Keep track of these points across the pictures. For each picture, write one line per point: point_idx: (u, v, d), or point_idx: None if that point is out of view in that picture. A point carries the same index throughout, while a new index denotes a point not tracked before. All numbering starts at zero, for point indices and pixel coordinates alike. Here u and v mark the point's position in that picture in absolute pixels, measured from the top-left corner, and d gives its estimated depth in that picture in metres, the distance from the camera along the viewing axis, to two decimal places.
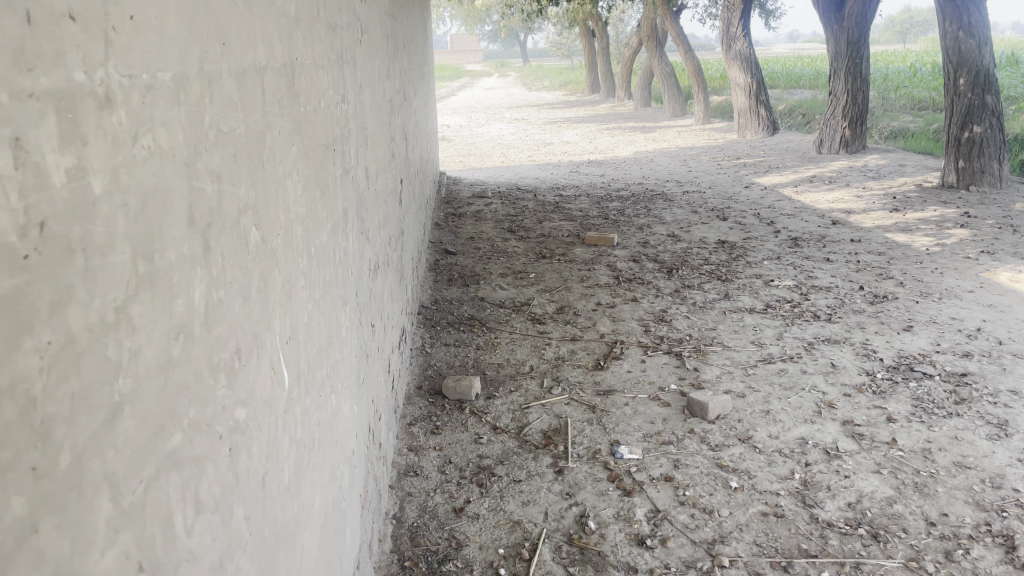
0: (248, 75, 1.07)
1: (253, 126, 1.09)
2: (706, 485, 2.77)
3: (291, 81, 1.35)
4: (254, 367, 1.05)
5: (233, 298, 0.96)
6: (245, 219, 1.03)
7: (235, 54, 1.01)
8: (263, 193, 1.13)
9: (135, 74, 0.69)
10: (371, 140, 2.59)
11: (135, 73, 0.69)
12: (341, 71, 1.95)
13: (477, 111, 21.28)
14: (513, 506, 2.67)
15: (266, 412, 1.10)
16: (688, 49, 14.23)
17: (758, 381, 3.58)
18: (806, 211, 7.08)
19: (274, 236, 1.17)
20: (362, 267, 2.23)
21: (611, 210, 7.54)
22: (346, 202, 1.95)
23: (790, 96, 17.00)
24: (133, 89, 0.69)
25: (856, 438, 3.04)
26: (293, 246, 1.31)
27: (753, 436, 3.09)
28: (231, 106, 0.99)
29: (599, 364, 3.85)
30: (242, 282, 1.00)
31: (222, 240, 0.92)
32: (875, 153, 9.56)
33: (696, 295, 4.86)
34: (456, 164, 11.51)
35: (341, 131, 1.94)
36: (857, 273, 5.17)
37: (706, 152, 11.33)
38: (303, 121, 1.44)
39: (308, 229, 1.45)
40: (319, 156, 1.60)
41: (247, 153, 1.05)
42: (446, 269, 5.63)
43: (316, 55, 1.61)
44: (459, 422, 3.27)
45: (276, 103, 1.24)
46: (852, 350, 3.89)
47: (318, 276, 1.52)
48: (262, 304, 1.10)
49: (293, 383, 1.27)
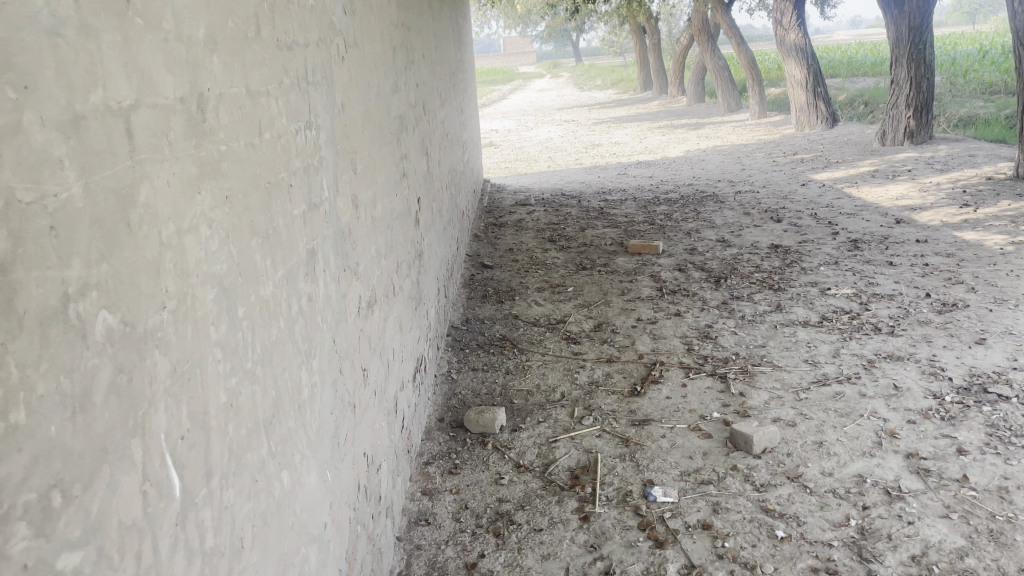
0: (93, 117, 0.85)
1: (106, 180, 0.87)
2: (749, 534, 2.45)
3: (196, 114, 1.13)
4: (104, 488, 0.83)
5: (44, 417, 0.73)
6: (82, 305, 0.81)
7: (56, 96, 0.78)
8: (125, 266, 0.90)
9: None
10: (364, 165, 2.37)
11: None
12: (305, 95, 1.73)
13: (527, 113, 21.03)
14: (531, 560, 2.42)
15: (131, 539, 0.88)
16: (741, 43, 13.69)
17: (811, 408, 3.23)
18: (867, 210, 6.64)
19: (148, 314, 0.95)
20: (346, 309, 2.01)
21: (658, 215, 7.21)
22: (313, 243, 1.73)
23: (852, 85, 16.33)
24: None
25: (921, 475, 2.69)
26: (195, 316, 1.08)
27: (803, 473, 2.76)
28: (48, 165, 0.77)
29: (635, 390, 3.56)
30: (70, 390, 0.78)
31: (17, 350, 0.70)
32: (942, 143, 8.97)
33: (745, 307, 4.53)
34: (502, 170, 11.32)
35: (306, 162, 1.72)
36: (922, 278, 4.75)
37: (761, 148, 10.88)
38: (222, 161, 1.22)
39: (233, 288, 1.23)
40: (256, 198, 1.38)
41: (90, 222, 0.83)
42: (481, 284, 5.44)
43: (251, 80, 1.39)
44: (480, 460, 3.05)
45: (160, 147, 1.01)
46: (918, 368, 3.52)
47: (253, 339, 1.30)
48: (121, 406, 0.87)
49: (194, 483, 1.05)
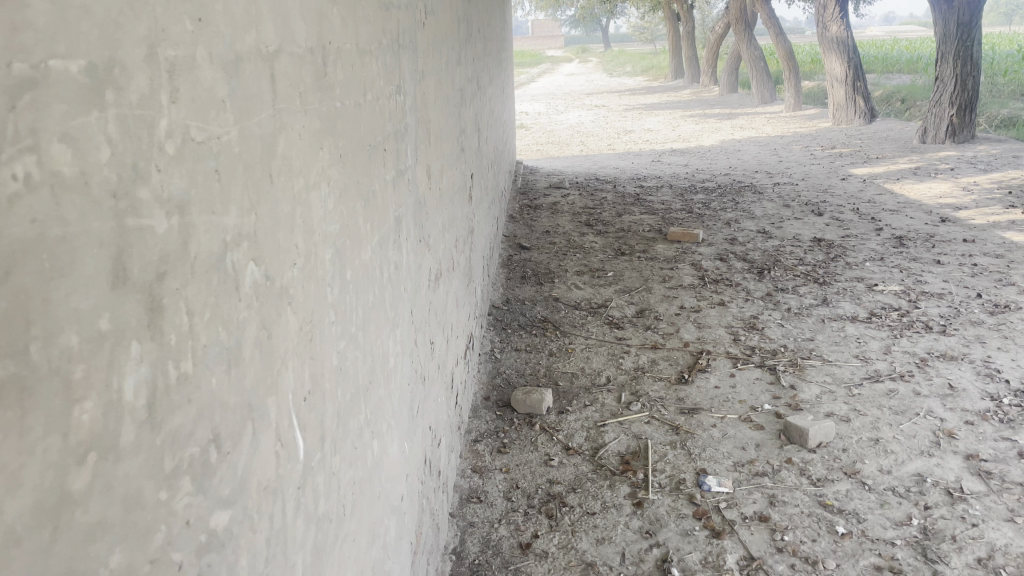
0: (246, 63, 0.81)
1: (255, 130, 0.83)
2: (809, 529, 2.42)
3: (321, 68, 1.09)
4: (248, 447, 0.79)
5: (208, 369, 0.70)
6: (236, 254, 0.77)
7: (222, 32, 0.74)
8: (268, 218, 0.87)
9: (8, 62, 0.45)
10: (435, 134, 2.32)
11: (11, 61, 0.45)
12: (396, 57, 1.69)
13: (556, 97, 20.85)
14: (586, 544, 2.39)
15: (267, 500, 0.85)
16: (779, 33, 13.46)
17: (865, 404, 3.18)
18: (911, 207, 6.52)
19: (285, 269, 0.92)
20: (419, 280, 1.97)
21: (695, 203, 7.13)
22: (399, 209, 1.69)
23: (888, 81, 16.08)
24: (5, 92, 0.45)
25: (983, 477, 2.64)
26: (317, 275, 1.05)
27: (861, 470, 2.72)
28: (214, 106, 0.73)
29: (683, 378, 3.52)
30: (227, 342, 0.74)
31: (189, 296, 0.66)
32: (985, 143, 8.80)
33: (791, 299, 4.46)
34: (534, 152, 11.25)
35: (396, 127, 1.68)
36: (972, 278, 4.67)
37: (798, 140, 10.73)
38: (338, 119, 1.18)
39: (344, 250, 1.20)
40: (361, 160, 1.34)
41: (242, 169, 0.80)
42: (520, 265, 5.39)
43: (360, 40, 1.35)
44: (528, 440, 3.02)
45: (296, 98, 0.98)
46: (972, 369, 3.45)
47: (357, 304, 1.27)
48: (263, 362, 0.84)
49: (312, 448, 1.01)
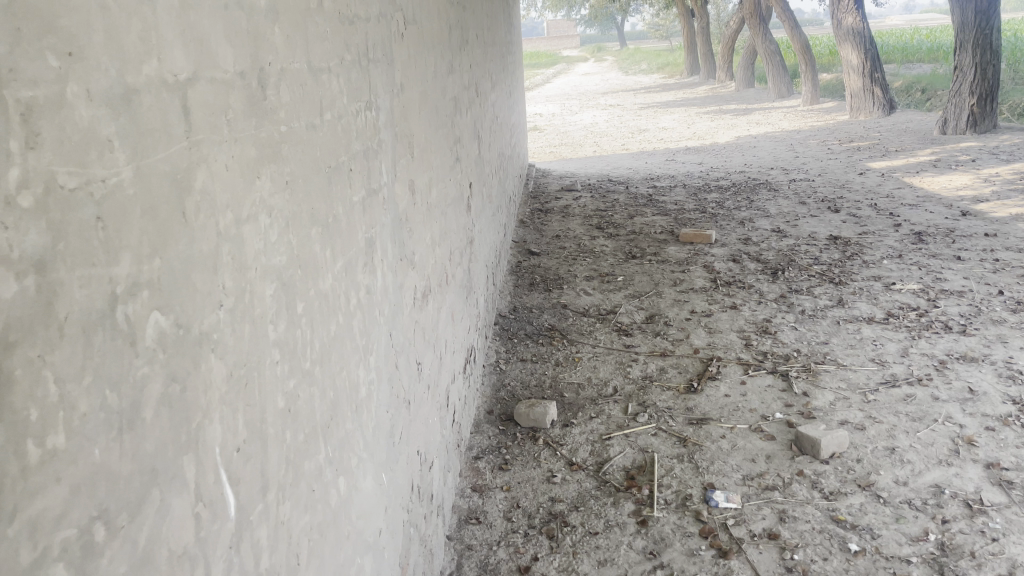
0: (143, 93, 0.74)
1: (158, 166, 0.76)
2: (820, 546, 2.32)
3: (256, 92, 1.02)
4: (153, 514, 0.73)
5: (89, 439, 0.63)
6: (133, 306, 0.70)
7: (105, 66, 0.68)
8: (180, 259, 0.80)
9: None
10: (420, 148, 2.25)
11: None
12: (364, 72, 1.62)
13: (571, 98, 20.72)
14: (587, 566, 2.31)
15: (184, 568, 0.78)
16: (793, 26, 13.26)
17: (881, 411, 3.07)
18: (931, 200, 6.36)
19: (204, 315, 0.85)
20: (401, 300, 1.90)
21: (709, 202, 7.01)
22: (371, 230, 1.62)
23: (908, 71, 15.79)
24: None
25: (1003, 488, 2.52)
26: (253, 314, 0.98)
27: (876, 482, 2.61)
28: (96, 146, 0.66)
29: (692, 386, 3.42)
30: (118, 406, 0.67)
31: (56, 363, 0.59)
32: (1007, 132, 8.58)
33: (805, 301, 4.34)
34: (547, 155, 11.16)
35: (366, 145, 1.62)
36: (994, 274, 4.52)
37: (815, 134, 10.55)
38: (281, 144, 1.11)
39: (293, 282, 1.13)
40: (317, 184, 1.27)
41: (142, 211, 0.73)
42: (528, 271, 5.31)
43: (313, 57, 1.28)
44: (530, 456, 2.94)
45: (220, 126, 0.91)
46: (993, 371, 3.32)
47: (312, 337, 1.20)
48: (174, 419, 0.77)
49: (250, 501, 0.95)
